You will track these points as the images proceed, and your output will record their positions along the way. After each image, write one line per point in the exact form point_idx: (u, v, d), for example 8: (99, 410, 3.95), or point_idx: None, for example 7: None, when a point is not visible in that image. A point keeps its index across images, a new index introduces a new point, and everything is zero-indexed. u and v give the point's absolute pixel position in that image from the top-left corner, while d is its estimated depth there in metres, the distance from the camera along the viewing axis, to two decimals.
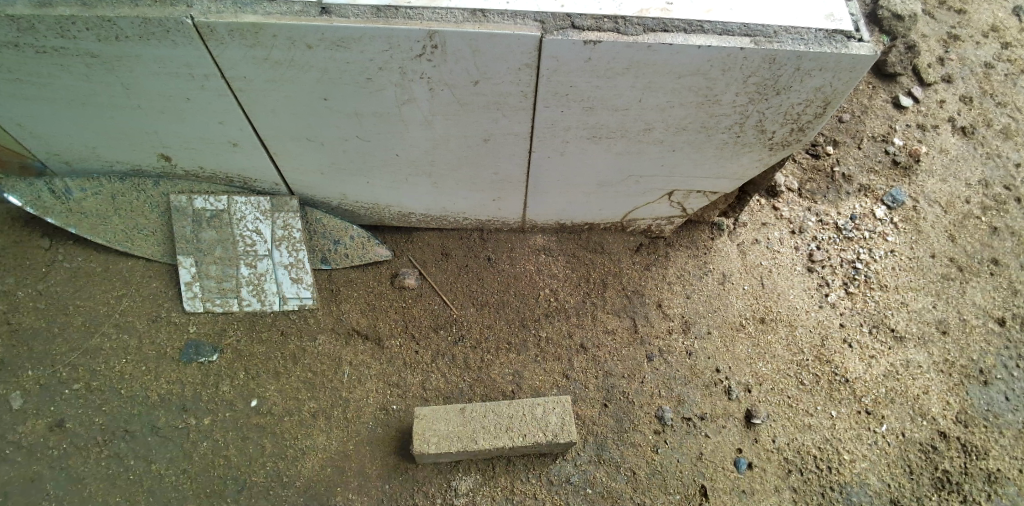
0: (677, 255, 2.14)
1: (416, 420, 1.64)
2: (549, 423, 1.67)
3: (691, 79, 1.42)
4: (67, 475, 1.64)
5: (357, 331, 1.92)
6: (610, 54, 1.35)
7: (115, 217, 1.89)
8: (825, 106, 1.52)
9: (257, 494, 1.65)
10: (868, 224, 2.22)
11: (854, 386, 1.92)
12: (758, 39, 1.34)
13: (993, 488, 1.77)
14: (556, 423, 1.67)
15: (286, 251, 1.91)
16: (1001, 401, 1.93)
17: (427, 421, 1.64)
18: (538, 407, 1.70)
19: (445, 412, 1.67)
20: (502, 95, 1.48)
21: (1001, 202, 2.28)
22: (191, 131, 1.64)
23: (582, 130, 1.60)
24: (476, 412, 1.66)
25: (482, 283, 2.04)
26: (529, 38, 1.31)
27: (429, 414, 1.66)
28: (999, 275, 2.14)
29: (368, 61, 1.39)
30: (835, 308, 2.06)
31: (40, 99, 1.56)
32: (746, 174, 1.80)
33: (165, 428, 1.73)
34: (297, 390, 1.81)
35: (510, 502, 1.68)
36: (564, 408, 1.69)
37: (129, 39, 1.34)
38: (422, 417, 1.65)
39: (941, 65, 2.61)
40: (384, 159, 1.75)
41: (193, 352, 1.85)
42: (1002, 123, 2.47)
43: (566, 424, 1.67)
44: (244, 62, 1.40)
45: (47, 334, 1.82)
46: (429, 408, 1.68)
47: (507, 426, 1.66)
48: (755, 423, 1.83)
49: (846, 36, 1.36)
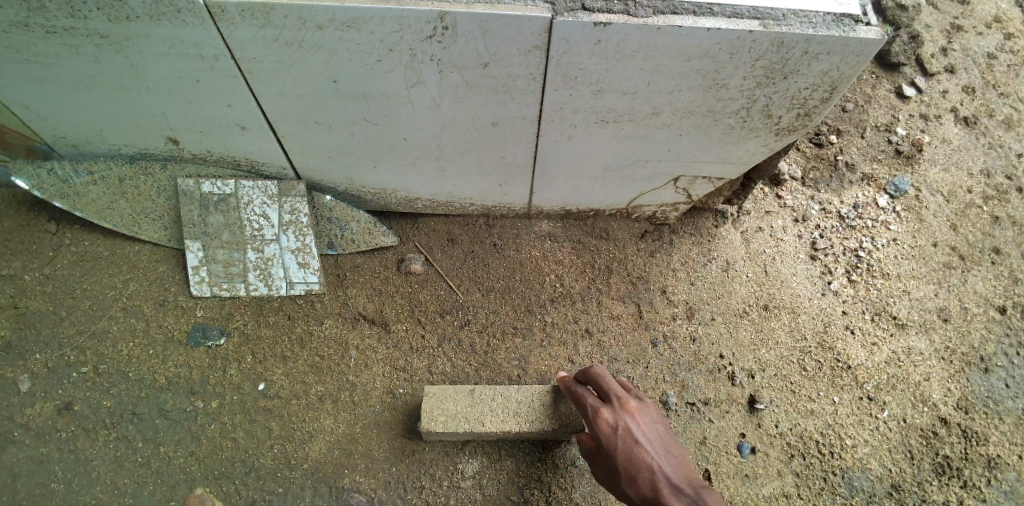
0: (681, 242, 2.15)
1: (426, 398, 1.66)
2: (557, 410, 1.65)
3: (700, 62, 1.42)
4: (75, 457, 1.65)
5: (363, 316, 1.93)
6: (619, 36, 1.35)
7: (122, 201, 1.89)
8: (832, 91, 1.52)
9: (265, 475, 1.67)
10: (871, 213, 2.23)
11: (855, 373, 1.94)
12: (766, 22, 1.34)
13: (992, 473, 1.81)
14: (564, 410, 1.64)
15: (293, 236, 1.91)
16: (1001, 388, 1.96)
17: (436, 400, 1.66)
18: (546, 395, 1.67)
19: (454, 392, 1.68)
20: (511, 77, 1.49)
21: (1002, 192, 2.30)
22: (199, 113, 1.64)
23: (589, 114, 1.61)
24: (485, 395, 1.67)
25: (489, 269, 2.05)
26: (540, 19, 1.32)
27: (438, 393, 1.67)
28: (1000, 265, 2.16)
29: (378, 41, 1.39)
30: (837, 296, 2.07)
31: (48, 80, 1.56)
32: (751, 159, 1.81)
33: (172, 411, 1.74)
34: (303, 375, 1.82)
35: (516, 485, 1.70)
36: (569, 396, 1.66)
37: (139, 19, 1.34)
38: (430, 396, 1.67)
39: (944, 55, 2.61)
40: (391, 143, 1.76)
41: (200, 336, 1.85)
42: (1004, 113, 2.49)
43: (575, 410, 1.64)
44: (254, 43, 1.40)
45: (54, 318, 1.82)
46: (438, 386, 1.70)
47: (514, 412, 1.65)
48: (757, 408, 1.85)
49: (854, 20, 1.37)
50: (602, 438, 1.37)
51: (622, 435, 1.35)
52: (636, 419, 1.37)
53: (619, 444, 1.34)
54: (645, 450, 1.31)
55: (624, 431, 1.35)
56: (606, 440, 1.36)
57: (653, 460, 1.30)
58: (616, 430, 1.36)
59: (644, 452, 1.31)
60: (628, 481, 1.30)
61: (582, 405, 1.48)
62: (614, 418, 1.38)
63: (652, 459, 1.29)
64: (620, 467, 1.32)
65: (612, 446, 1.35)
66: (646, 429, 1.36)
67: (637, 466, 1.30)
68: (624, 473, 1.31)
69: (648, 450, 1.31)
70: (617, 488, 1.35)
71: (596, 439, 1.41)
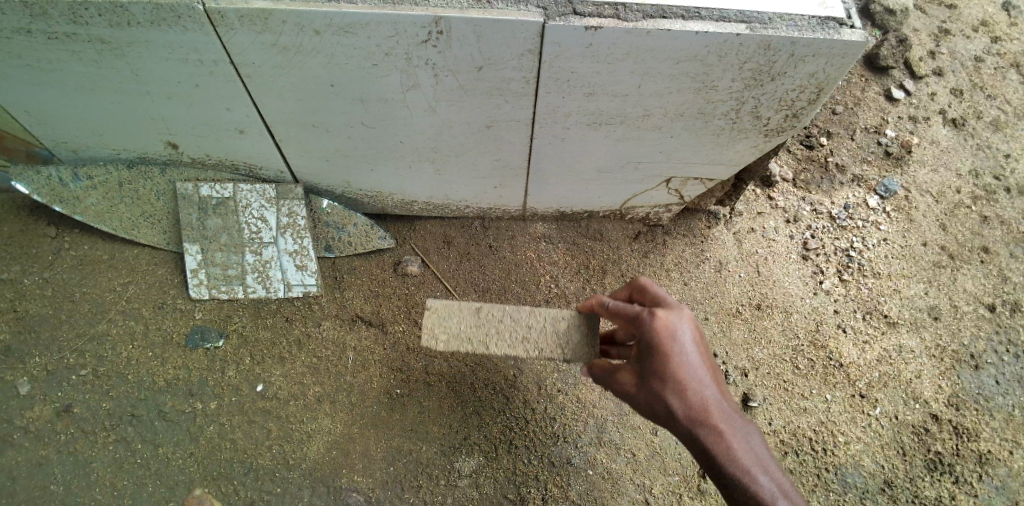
0: (675, 242, 2.17)
1: (427, 312, 1.54)
2: (571, 341, 1.51)
3: (689, 64, 1.45)
4: (74, 459, 1.67)
5: (361, 318, 1.95)
6: (610, 40, 1.38)
7: (121, 205, 1.91)
8: (819, 92, 1.56)
9: (264, 476, 1.68)
10: (862, 214, 2.26)
11: (848, 371, 1.96)
12: (753, 26, 1.38)
13: (983, 469, 1.83)
14: (578, 341, 1.50)
15: (291, 239, 1.94)
16: (991, 384, 1.98)
17: (439, 315, 1.54)
18: (561, 322, 1.53)
19: (459, 308, 1.55)
20: (506, 80, 1.51)
21: (991, 192, 2.34)
22: (198, 117, 1.67)
23: (583, 116, 1.64)
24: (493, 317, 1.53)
25: (484, 270, 2.07)
26: (533, 24, 1.35)
27: (441, 308, 1.55)
28: (989, 263, 2.19)
29: (374, 46, 1.42)
30: (829, 295, 2.10)
31: (48, 84, 1.58)
32: (741, 160, 1.84)
33: (170, 413, 1.75)
34: (301, 376, 1.84)
35: (512, 483, 1.72)
36: (588, 323, 1.52)
37: (140, 24, 1.37)
38: (433, 310, 1.54)
39: (932, 58, 2.65)
40: (388, 146, 1.78)
41: (198, 338, 1.87)
42: (992, 115, 2.53)
43: (590, 342, 1.50)
44: (253, 48, 1.43)
45: (54, 321, 1.84)
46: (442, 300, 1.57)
47: (522, 337, 1.52)
48: (751, 406, 1.88)
49: (838, 23, 1.41)
50: (657, 339, 1.19)
51: (682, 345, 1.19)
52: (695, 332, 1.22)
53: (677, 353, 1.18)
54: (702, 367, 1.18)
55: (685, 341, 1.19)
56: (660, 343, 1.19)
57: (707, 378, 1.18)
58: (673, 335, 1.19)
59: (702, 368, 1.18)
60: (676, 393, 1.15)
61: (628, 305, 1.29)
62: (672, 321, 1.22)
63: (707, 378, 1.18)
64: (671, 373, 1.16)
65: (666, 350, 1.18)
66: (701, 346, 1.22)
67: (692, 381, 1.16)
68: (675, 380, 1.16)
69: (702, 366, 1.19)
70: (649, 397, 1.19)
71: (641, 340, 1.23)
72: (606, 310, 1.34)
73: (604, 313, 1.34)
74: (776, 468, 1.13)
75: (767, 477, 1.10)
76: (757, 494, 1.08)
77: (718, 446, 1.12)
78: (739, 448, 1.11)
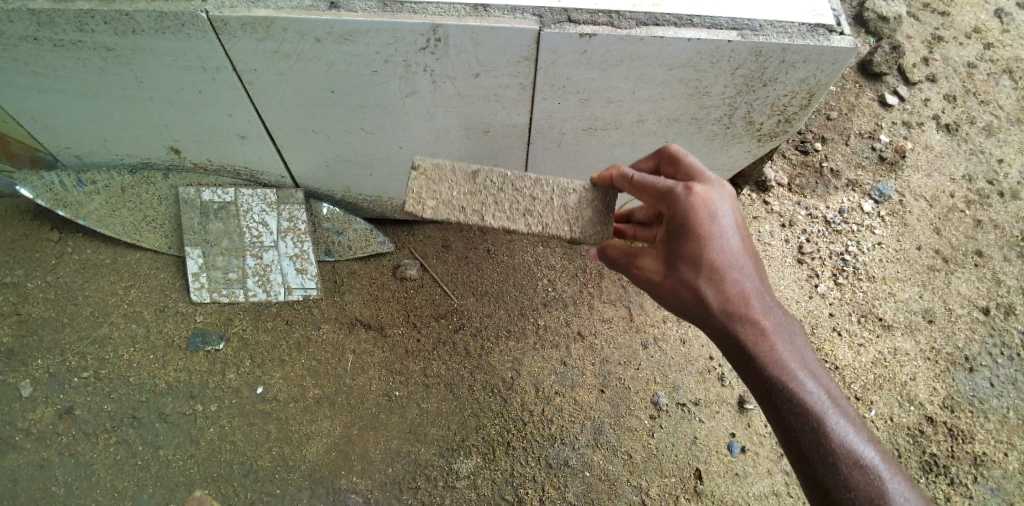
0: None
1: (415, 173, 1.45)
2: (580, 217, 1.44)
3: (682, 71, 1.48)
4: (75, 461, 1.68)
5: (360, 321, 1.96)
6: (605, 47, 1.41)
7: (124, 209, 1.94)
8: (810, 98, 1.58)
9: (263, 477, 1.70)
10: (856, 218, 2.28)
11: (843, 373, 1.98)
12: (744, 33, 1.40)
13: (978, 470, 1.85)
14: (588, 218, 1.44)
15: (291, 243, 1.96)
16: (985, 387, 2.00)
17: (430, 179, 1.45)
18: (571, 196, 1.46)
19: (451, 173, 1.45)
20: (502, 87, 1.54)
21: (984, 196, 2.36)
22: (201, 123, 1.69)
23: (578, 122, 1.67)
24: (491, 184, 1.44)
25: (483, 274, 2.09)
26: (528, 31, 1.38)
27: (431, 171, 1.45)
28: (983, 267, 2.21)
29: (373, 53, 1.44)
30: (824, 298, 2.12)
31: (54, 90, 1.60)
32: (735, 165, 1.87)
33: (171, 415, 1.77)
34: (300, 378, 1.85)
35: (510, 484, 1.73)
36: (601, 199, 1.45)
37: (145, 32, 1.40)
38: (422, 173, 1.45)
39: (925, 64, 2.68)
40: (387, 151, 1.81)
41: (199, 341, 1.89)
42: (985, 120, 2.55)
43: (601, 219, 1.44)
44: (254, 55, 1.45)
45: (57, 323, 1.86)
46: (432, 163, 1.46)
47: (524, 210, 1.44)
48: (747, 408, 1.89)
49: (827, 29, 1.44)
50: (695, 224, 1.17)
51: (721, 231, 1.16)
52: (735, 216, 1.19)
53: (715, 240, 1.16)
54: (740, 257, 1.17)
55: (724, 226, 1.17)
56: (698, 227, 1.16)
57: (744, 268, 1.18)
58: (712, 218, 1.16)
59: (740, 258, 1.17)
60: (710, 282, 1.16)
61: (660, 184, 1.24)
62: (711, 201, 1.18)
63: (744, 267, 1.18)
64: (706, 262, 1.16)
65: (703, 235, 1.16)
66: (740, 231, 1.20)
67: (729, 270, 1.16)
68: (710, 268, 1.16)
69: (741, 252, 1.18)
70: (677, 284, 1.20)
71: (675, 224, 1.20)
72: (634, 189, 1.29)
73: (632, 191, 1.29)
74: (815, 363, 1.16)
75: (803, 369, 1.14)
76: (800, 391, 1.11)
77: (755, 339, 1.14)
78: (775, 341, 1.14)
